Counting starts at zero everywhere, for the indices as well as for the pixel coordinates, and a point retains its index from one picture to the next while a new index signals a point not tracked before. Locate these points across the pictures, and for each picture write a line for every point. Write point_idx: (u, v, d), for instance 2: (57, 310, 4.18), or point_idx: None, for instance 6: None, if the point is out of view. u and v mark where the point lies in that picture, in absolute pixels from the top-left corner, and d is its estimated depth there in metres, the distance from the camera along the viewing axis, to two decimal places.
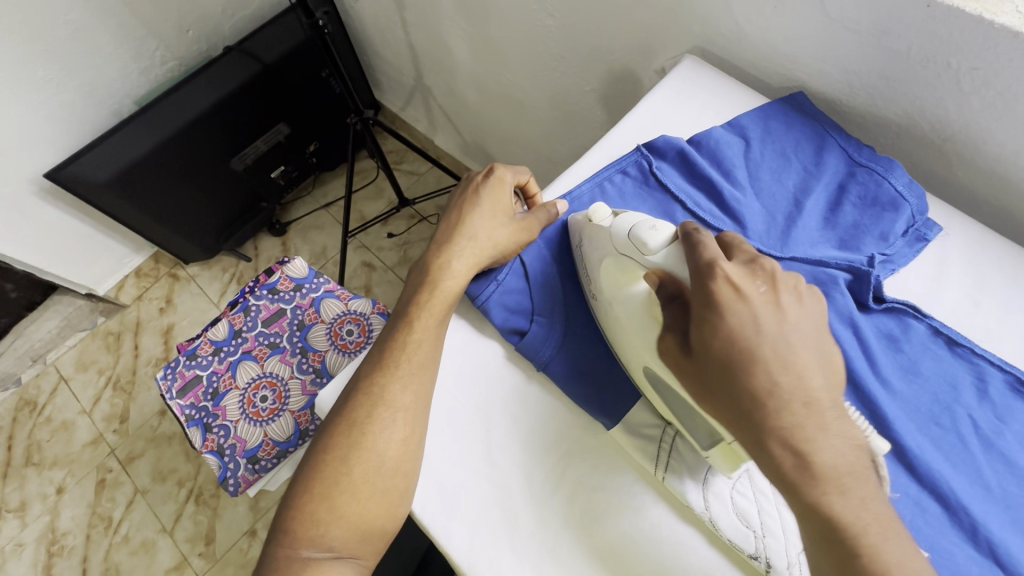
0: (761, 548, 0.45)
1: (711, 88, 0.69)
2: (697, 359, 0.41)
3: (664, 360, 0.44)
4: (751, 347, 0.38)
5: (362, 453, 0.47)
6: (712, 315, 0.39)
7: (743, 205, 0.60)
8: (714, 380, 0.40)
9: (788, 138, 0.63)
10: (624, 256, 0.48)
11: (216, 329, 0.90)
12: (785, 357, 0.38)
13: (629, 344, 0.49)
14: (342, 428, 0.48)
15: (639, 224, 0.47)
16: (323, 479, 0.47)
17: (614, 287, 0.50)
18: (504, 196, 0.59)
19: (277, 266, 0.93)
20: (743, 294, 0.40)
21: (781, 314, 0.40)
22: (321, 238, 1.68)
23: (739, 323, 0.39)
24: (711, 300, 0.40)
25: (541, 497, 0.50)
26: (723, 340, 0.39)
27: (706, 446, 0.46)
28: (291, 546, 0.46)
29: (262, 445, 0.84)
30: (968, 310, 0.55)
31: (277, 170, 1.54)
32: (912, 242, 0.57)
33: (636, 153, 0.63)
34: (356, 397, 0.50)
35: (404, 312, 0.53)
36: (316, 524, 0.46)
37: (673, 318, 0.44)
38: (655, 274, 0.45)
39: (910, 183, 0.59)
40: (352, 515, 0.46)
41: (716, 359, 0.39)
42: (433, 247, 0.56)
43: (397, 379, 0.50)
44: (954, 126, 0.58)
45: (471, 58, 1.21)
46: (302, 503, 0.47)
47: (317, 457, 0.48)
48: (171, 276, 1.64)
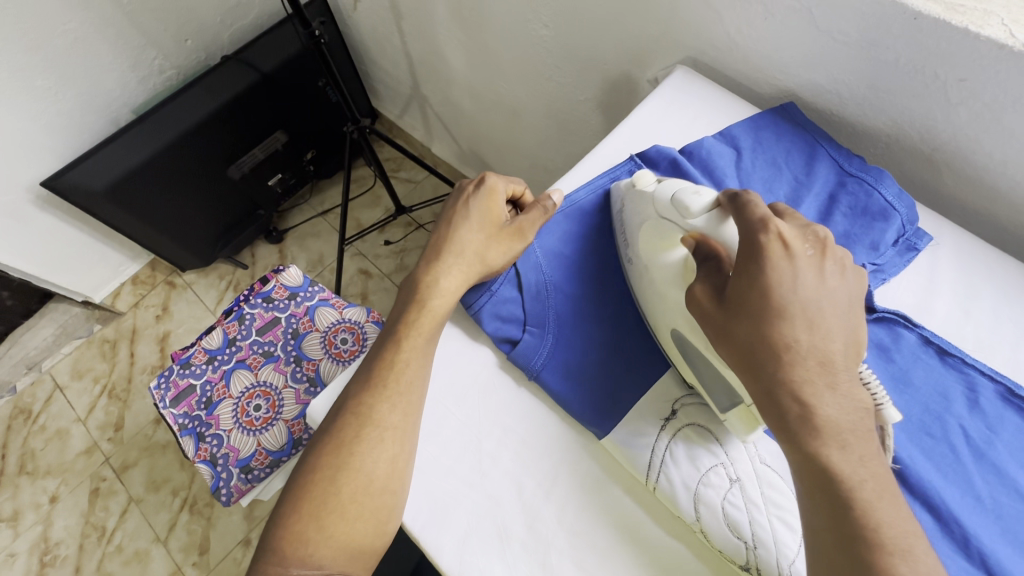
0: (753, 558, 0.45)
1: (704, 98, 0.69)
2: (727, 307, 0.41)
3: (691, 311, 0.44)
4: (783, 302, 0.39)
5: (350, 472, 0.47)
6: (757, 267, 0.40)
7: None
8: (739, 333, 0.40)
9: (779, 148, 0.63)
10: (665, 220, 0.49)
11: (210, 338, 0.90)
12: (812, 318, 0.39)
13: (661, 305, 0.51)
14: (330, 447, 0.48)
15: (682, 189, 0.48)
16: (311, 498, 0.46)
17: (654, 248, 0.51)
18: (496, 210, 0.57)
19: (273, 274, 0.93)
20: (792, 253, 0.39)
21: (820, 280, 0.40)
22: (318, 246, 1.69)
23: (779, 280, 0.39)
24: (759, 252, 0.40)
25: (532, 511, 0.50)
26: (759, 292, 0.39)
27: (726, 409, 0.47)
28: (278, 566, 0.45)
29: (255, 455, 0.83)
30: (959, 319, 0.55)
31: (274, 178, 1.55)
32: (902, 252, 0.58)
33: (629, 163, 0.63)
34: (344, 417, 0.49)
35: (392, 332, 0.53)
36: (304, 543, 0.45)
37: (706, 273, 0.44)
38: (690, 237, 0.46)
39: (900, 193, 0.59)
40: (342, 535, 0.46)
41: (746, 309, 0.40)
42: (426, 264, 0.55)
43: (388, 397, 0.50)
44: (943, 137, 0.58)
45: (466, 67, 1.22)
46: (291, 523, 0.46)
47: (305, 477, 0.48)
48: (167, 283, 1.64)
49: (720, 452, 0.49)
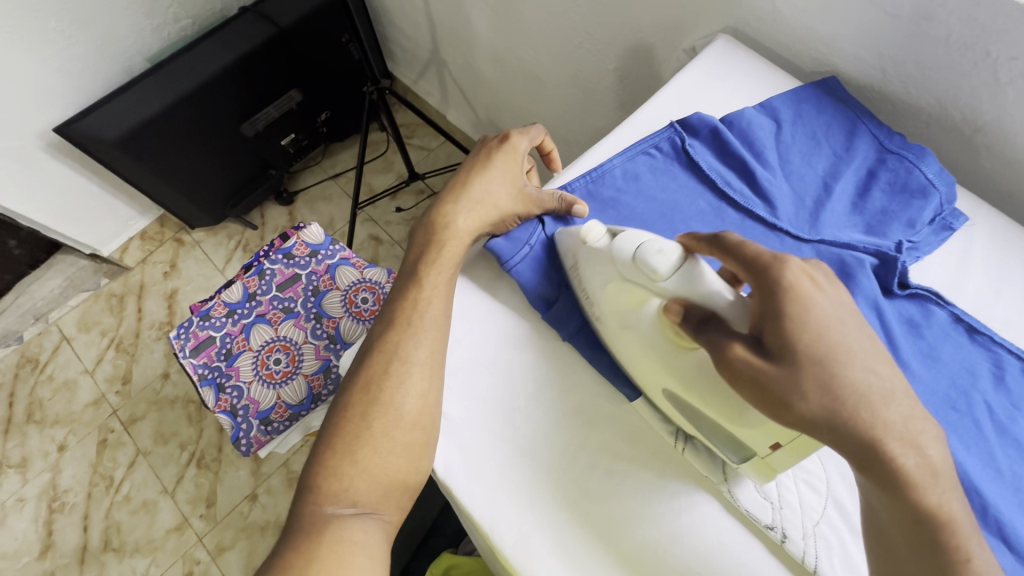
0: (778, 518, 0.47)
1: (745, 67, 0.68)
2: (785, 364, 0.36)
3: (732, 382, 0.38)
4: (839, 339, 0.36)
5: (381, 405, 0.48)
6: (792, 308, 0.36)
7: (773, 186, 0.59)
8: (809, 390, 0.35)
9: (820, 122, 0.63)
10: (630, 282, 0.47)
11: (230, 292, 0.90)
12: (869, 348, 0.36)
13: (642, 363, 0.49)
14: (360, 384, 0.49)
15: (644, 246, 0.45)
16: (345, 435, 0.47)
17: (628, 311, 0.48)
18: (516, 164, 0.60)
19: (294, 231, 0.92)
20: (817, 284, 0.37)
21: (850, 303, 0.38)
22: (328, 209, 1.67)
23: (823, 315, 0.36)
24: (793, 292, 0.36)
25: (562, 461, 0.51)
26: (809, 336, 0.36)
27: (737, 459, 0.46)
28: (315, 503, 0.46)
29: (275, 407, 0.84)
30: (988, 299, 0.55)
31: (287, 138, 1.53)
32: (938, 230, 0.57)
33: (669, 130, 0.62)
34: (372, 356, 0.51)
35: (412, 271, 0.55)
36: (339, 479, 0.46)
37: (725, 332, 0.39)
38: (677, 304, 0.43)
39: (941, 171, 0.59)
40: (373, 468, 0.47)
41: (810, 359, 0.35)
42: (444, 203, 0.58)
43: (416, 332, 0.51)
44: (986, 117, 0.58)
45: (491, 30, 1.20)
46: (325, 460, 0.47)
47: (337, 417, 0.49)
48: (176, 240, 1.63)
49: None
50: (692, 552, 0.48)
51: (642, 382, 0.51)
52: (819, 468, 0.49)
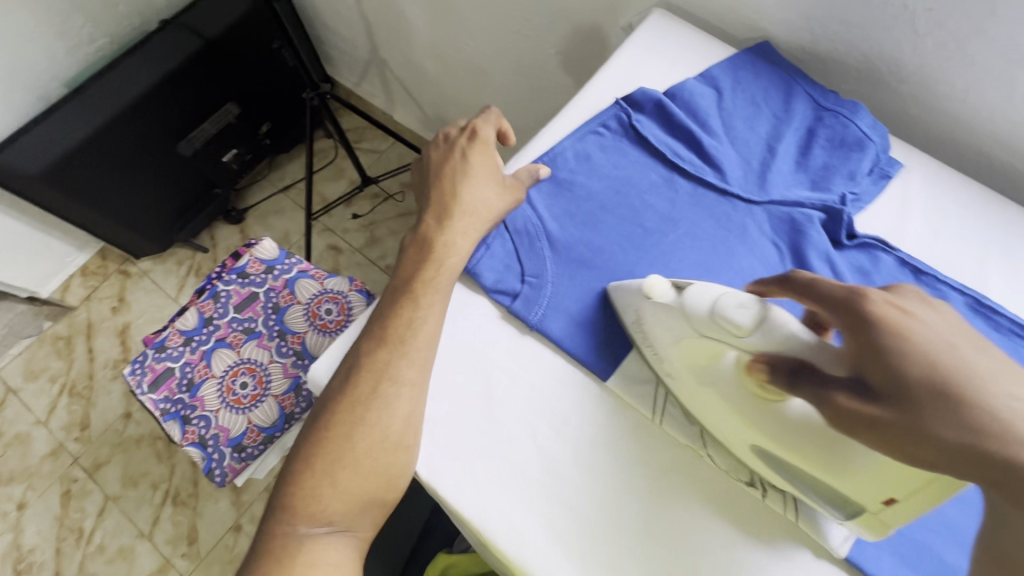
0: (756, 475, 0.49)
1: (682, 38, 0.68)
2: (900, 401, 0.35)
3: (842, 426, 0.38)
4: (960, 367, 0.34)
5: (367, 431, 0.46)
6: (894, 340, 0.36)
7: (720, 153, 0.60)
8: (942, 430, 0.33)
9: (757, 87, 0.65)
10: (706, 338, 0.46)
11: (185, 319, 0.86)
12: (998, 368, 0.34)
13: (729, 422, 0.48)
14: (338, 405, 0.47)
15: (721, 302, 0.44)
16: (324, 455, 0.46)
17: (700, 366, 0.48)
18: (490, 159, 0.58)
19: (245, 248, 0.89)
20: (908, 312, 0.37)
21: (955, 326, 0.37)
22: (282, 224, 1.62)
23: (929, 341, 0.35)
24: (886, 324, 0.37)
25: (546, 449, 0.51)
26: (924, 367, 0.35)
27: (843, 517, 0.45)
28: (288, 523, 0.45)
29: (247, 433, 0.80)
30: (929, 240, 0.58)
31: (229, 154, 1.46)
32: (878, 180, 0.60)
33: (615, 108, 0.63)
34: (347, 375, 0.49)
35: (405, 288, 0.52)
36: (316, 499, 0.45)
37: (826, 379, 0.39)
38: (762, 360, 0.43)
39: (874, 123, 0.61)
40: (353, 489, 0.46)
41: (929, 390, 0.34)
42: (430, 218, 0.55)
43: (395, 350, 0.49)
44: (909, 68, 0.61)
45: (428, 25, 1.18)
46: (300, 481, 0.46)
47: (313, 436, 0.47)
48: (121, 272, 1.55)
49: None
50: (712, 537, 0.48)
51: (722, 438, 0.50)
52: None
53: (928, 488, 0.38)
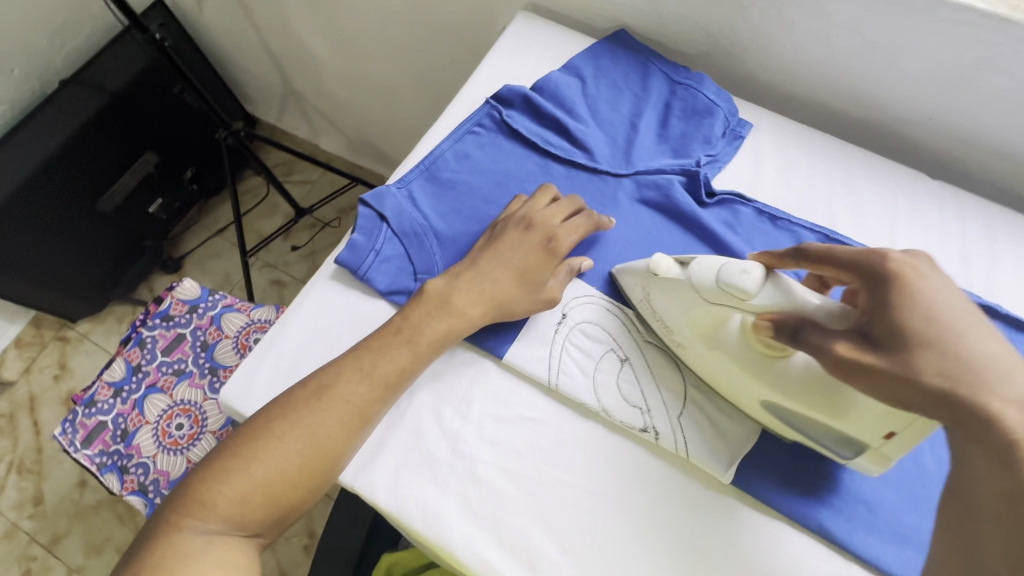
0: (649, 421, 0.53)
1: (545, 35, 0.73)
2: (892, 351, 0.39)
3: (834, 372, 0.42)
4: (950, 322, 0.39)
5: (315, 450, 0.48)
6: (904, 295, 0.40)
7: (587, 135, 0.65)
8: (927, 371, 0.38)
9: (617, 72, 0.70)
10: (715, 304, 0.48)
11: (113, 370, 0.86)
12: (977, 328, 0.40)
13: (734, 378, 0.50)
14: (294, 419, 0.48)
15: (725, 267, 0.46)
16: (273, 469, 0.46)
17: (705, 332, 0.50)
18: (547, 270, 0.56)
19: (167, 292, 0.90)
20: (920, 271, 0.41)
21: (952, 287, 0.41)
22: (221, 266, 1.61)
23: (936, 300, 0.40)
24: (900, 280, 0.41)
25: (451, 432, 0.54)
26: (922, 317, 0.40)
27: (850, 455, 0.48)
28: (196, 518, 0.45)
29: (187, 472, 0.79)
30: (781, 188, 0.64)
31: (154, 204, 1.47)
32: (731, 140, 0.65)
33: (487, 106, 0.67)
34: (312, 393, 0.49)
35: (391, 335, 0.53)
36: (246, 504, 0.46)
37: (822, 334, 0.42)
38: (763, 320, 0.46)
39: (719, 91, 0.67)
40: (269, 495, 0.46)
41: (922, 340, 0.39)
42: (462, 292, 0.55)
43: (373, 385, 0.50)
44: (745, 38, 0.67)
45: (331, 53, 1.22)
46: (224, 480, 0.46)
47: (250, 437, 0.48)
48: (59, 339, 1.52)
49: (610, 340, 0.56)
50: (655, 492, 0.51)
51: (730, 394, 0.52)
52: (673, 361, 0.55)
53: (914, 426, 0.42)
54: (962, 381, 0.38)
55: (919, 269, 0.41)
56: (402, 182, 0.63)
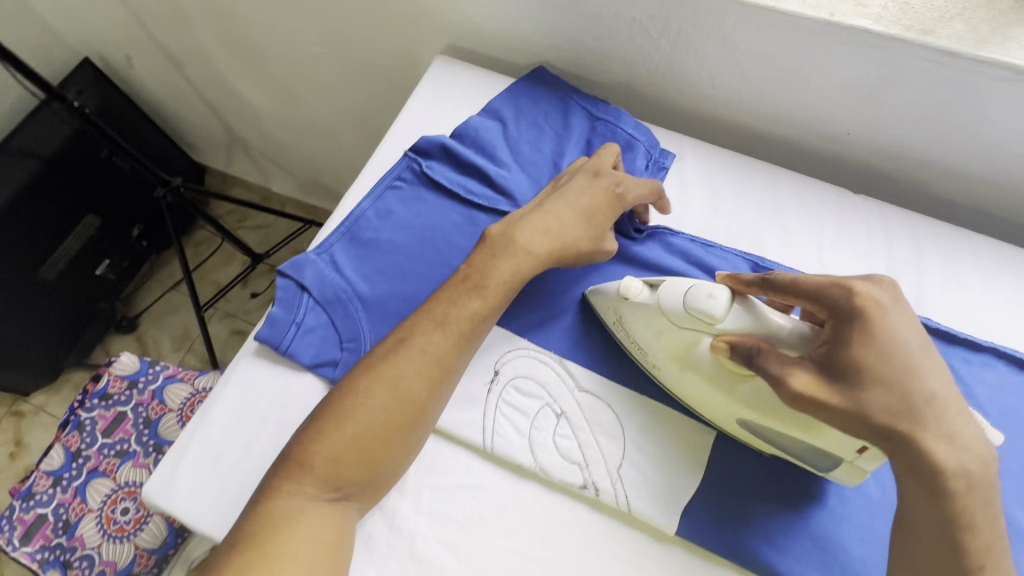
0: (588, 477, 0.51)
1: (463, 79, 0.72)
2: (845, 385, 0.40)
3: (794, 405, 0.41)
4: (906, 356, 0.40)
5: (403, 400, 0.47)
6: (862, 330, 0.40)
7: (509, 181, 0.64)
8: (876, 404, 0.39)
9: (538, 111, 0.69)
10: (685, 328, 0.48)
11: (51, 459, 0.82)
12: (929, 361, 0.40)
13: (709, 401, 0.50)
14: (380, 372, 0.48)
15: (694, 290, 0.47)
16: (355, 439, 0.46)
17: (678, 357, 0.50)
18: (611, 215, 0.56)
19: (104, 369, 0.86)
20: (882, 305, 0.41)
21: (911, 320, 0.41)
22: (179, 321, 1.57)
23: (892, 335, 0.40)
24: (858, 317, 0.40)
25: (388, 509, 0.52)
26: (876, 352, 0.40)
27: (827, 468, 0.48)
28: (294, 482, 0.45)
29: (136, 559, 0.76)
30: (708, 217, 0.64)
31: (102, 266, 1.40)
32: (655, 172, 0.65)
33: (406, 160, 0.65)
34: (396, 345, 0.49)
35: (441, 312, 0.50)
36: (335, 468, 0.46)
37: (782, 361, 0.42)
38: (722, 343, 0.45)
39: (638, 124, 0.67)
40: (363, 450, 0.47)
41: (874, 374, 0.39)
42: (501, 265, 0.53)
43: (450, 334, 0.50)
44: (661, 69, 0.67)
45: (267, 100, 1.19)
46: (318, 439, 0.46)
47: (341, 394, 0.48)
48: (14, 414, 1.47)
49: (545, 395, 0.55)
50: (602, 550, 0.50)
51: (708, 412, 0.52)
52: (610, 409, 0.54)
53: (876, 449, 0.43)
54: (922, 418, 0.39)
55: (882, 303, 0.41)
56: (322, 246, 0.61)
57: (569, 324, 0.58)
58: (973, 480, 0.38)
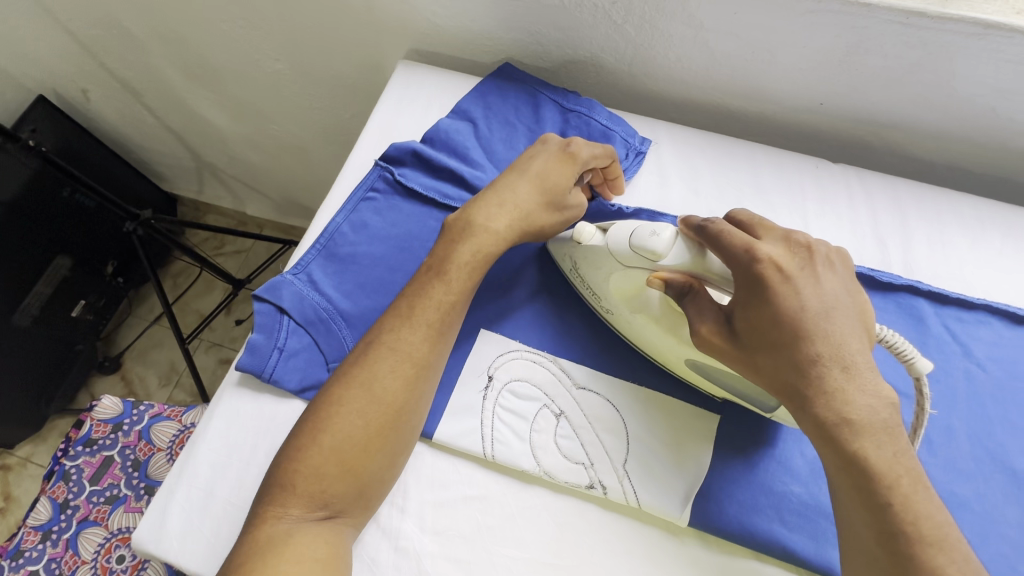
0: (595, 476, 0.50)
1: (429, 82, 0.71)
2: (743, 343, 0.42)
3: (703, 349, 0.44)
4: (801, 321, 0.40)
5: (379, 403, 0.47)
6: (763, 297, 0.40)
7: (486, 182, 0.63)
8: (763, 362, 0.41)
9: (508, 108, 0.67)
10: (630, 268, 0.47)
11: (38, 512, 0.79)
12: (828, 326, 0.40)
13: (655, 340, 0.51)
14: (351, 380, 0.48)
15: (638, 231, 0.45)
16: (330, 451, 0.46)
17: (625, 294, 0.50)
18: (569, 176, 0.55)
19: (85, 414, 0.83)
20: (788, 274, 0.40)
21: (818, 287, 0.40)
22: (164, 355, 1.53)
23: (793, 301, 0.40)
24: (762, 285, 0.40)
25: (391, 530, 0.50)
26: (774, 318, 0.40)
27: (770, 407, 0.48)
28: (281, 505, 0.45)
29: None
30: (691, 200, 0.63)
31: (78, 307, 1.36)
32: (632, 160, 0.64)
33: (377, 169, 0.63)
34: (365, 350, 0.49)
35: (408, 308, 0.50)
36: (317, 483, 0.45)
37: (697, 310, 0.44)
38: (656, 280, 0.45)
39: (610, 114, 0.66)
40: (343, 462, 0.46)
41: (768, 335, 0.40)
42: (462, 249, 0.52)
43: (418, 328, 0.49)
44: (629, 55, 0.66)
45: (232, 122, 1.16)
46: (298, 458, 0.46)
47: (315, 410, 0.48)
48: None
49: (542, 395, 0.53)
50: (616, 548, 0.49)
51: (657, 355, 0.53)
52: (609, 405, 0.53)
53: None
54: (809, 380, 0.39)
55: (788, 273, 0.40)
56: (298, 265, 0.59)
57: (560, 321, 0.57)
58: (861, 431, 0.39)
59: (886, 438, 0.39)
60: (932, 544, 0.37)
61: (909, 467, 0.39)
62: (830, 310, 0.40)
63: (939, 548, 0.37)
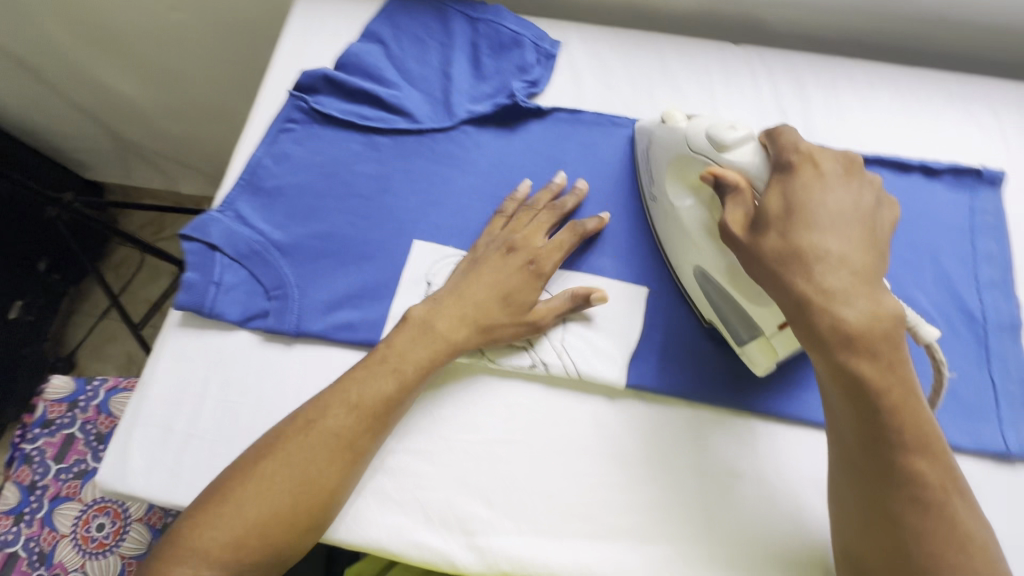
0: (536, 356, 0.53)
1: (332, 7, 0.69)
2: (759, 229, 0.44)
3: (725, 237, 0.46)
4: (819, 213, 0.43)
5: (341, 445, 0.47)
6: (800, 182, 0.44)
7: (403, 99, 0.63)
8: (767, 249, 0.43)
9: (416, 25, 0.67)
10: (696, 157, 0.50)
11: (5, 498, 0.78)
12: (844, 227, 0.43)
13: (681, 244, 0.53)
14: (282, 454, 0.46)
15: (717, 124, 0.48)
16: (253, 521, 0.44)
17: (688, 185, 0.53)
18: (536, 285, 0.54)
19: (37, 397, 0.82)
20: (821, 171, 0.45)
21: (849, 193, 0.45)
22: (119, 348, 1.49)
23: (817, 193, 0.44)
24: (798, 175, 0.45)
25: None
26: (799, 203, 0.43)
27: (743, 339, 0.50)
28: (190, 565, 0.43)
29: (126, 568, 0.73)
30: (607, 96, 0.64)
31: (15, 307, 1.29)
32: (545, 62, 0.65)
33: (291, 99, 0.63)
34: (300, 426, 0.48)
35: (343, 382, 0.49)
36: (234, 550, 0.44)
37: (735, 198, 0.46)
38: (710, 173, 0.47)
39: (519, 20, 0.66)
40: (263, 537, 0.44)
41: (783, 219, 0.43)
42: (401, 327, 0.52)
43: (353, 409, 0.48)
44: None
45: (144, 88, 1.10)
46: (214, 525, 0.44)
47: (239, 478, 0.46)
48: None
49: None
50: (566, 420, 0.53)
51: (677, 263, 0.55)
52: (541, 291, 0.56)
53: None
54: (810, 267, 0.41)
55: (821, 169, 0.45)
56: (224, 203, 0.59)
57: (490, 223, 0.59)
58: (855, 342, 0.39)
59: (883, 347, 0.39)
60: (914, 452, 0.39)
61: (902, 378, 0.40)
62: (846, 216, 0.43)
63: (920, 454, 0.40)
